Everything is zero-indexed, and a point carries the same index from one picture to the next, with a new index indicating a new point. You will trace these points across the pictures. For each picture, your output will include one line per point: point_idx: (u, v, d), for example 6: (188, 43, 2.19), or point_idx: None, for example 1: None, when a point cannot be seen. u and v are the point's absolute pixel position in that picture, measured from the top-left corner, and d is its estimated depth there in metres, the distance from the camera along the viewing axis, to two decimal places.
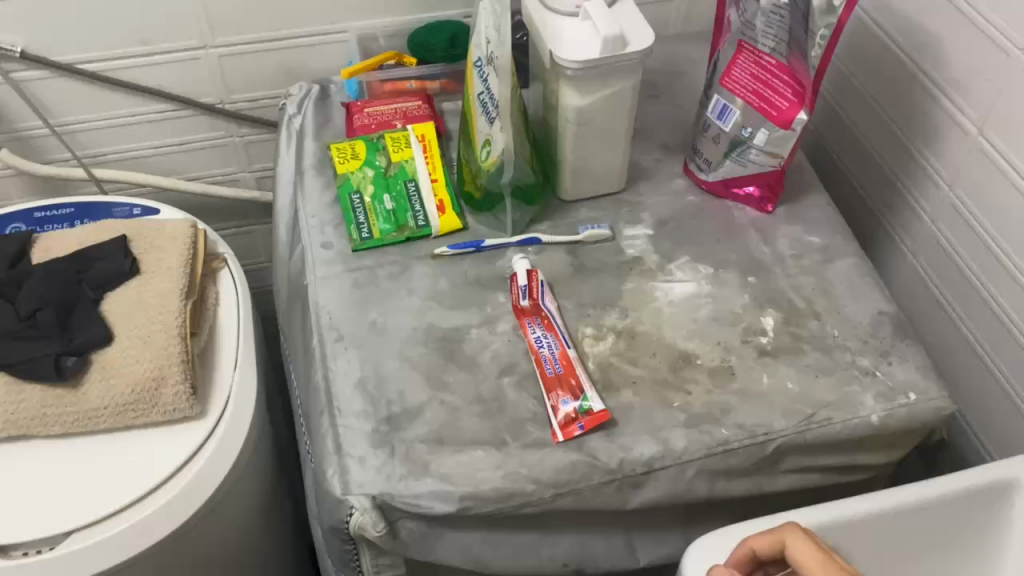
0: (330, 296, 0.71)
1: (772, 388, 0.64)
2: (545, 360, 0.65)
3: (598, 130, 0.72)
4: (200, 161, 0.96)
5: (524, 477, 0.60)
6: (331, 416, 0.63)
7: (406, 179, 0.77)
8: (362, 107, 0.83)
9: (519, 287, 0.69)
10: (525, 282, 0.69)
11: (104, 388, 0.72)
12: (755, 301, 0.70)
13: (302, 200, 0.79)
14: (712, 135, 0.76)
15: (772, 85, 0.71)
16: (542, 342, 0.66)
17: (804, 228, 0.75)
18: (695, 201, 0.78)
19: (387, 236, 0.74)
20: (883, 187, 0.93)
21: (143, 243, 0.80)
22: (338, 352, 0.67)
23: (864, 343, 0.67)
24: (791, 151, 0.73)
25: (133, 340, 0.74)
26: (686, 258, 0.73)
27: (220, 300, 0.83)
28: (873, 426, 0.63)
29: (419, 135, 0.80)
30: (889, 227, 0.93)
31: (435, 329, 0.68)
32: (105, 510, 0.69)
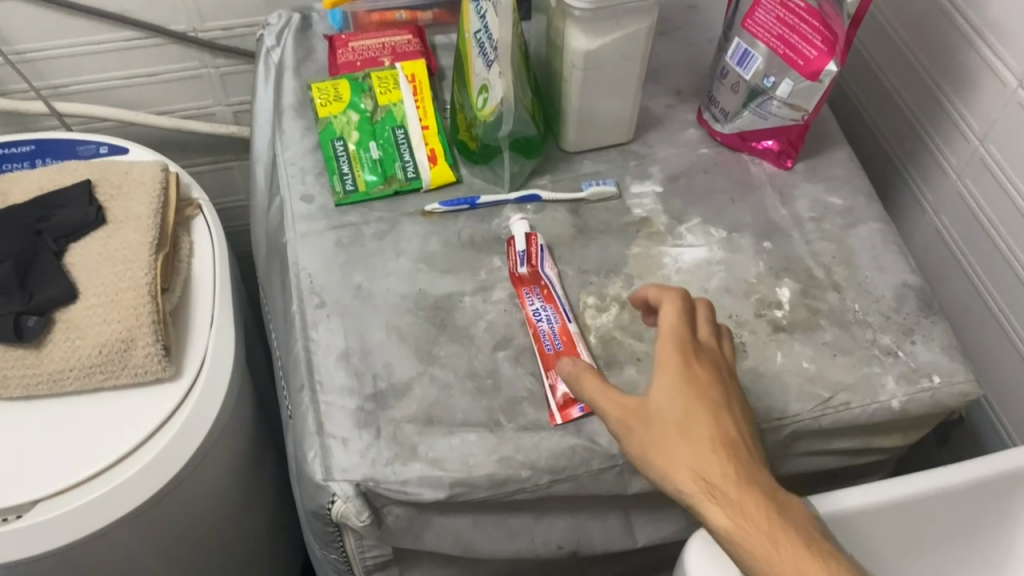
0: (311, 255, 0.65)
1: (786, 367, 0.60)
2: (543, 335, 0.60)
3: (608, 75, 0.66)
4: (172, 94, 0.89)
5: (519, 463, 0.56)
6: (311, 392, 0.58)
7: (394, 125, 0.70)
8: (347, 42, 0.75)
9: (517, 253, 0.64)
10: (523, 248, 0.64)
11: (69, 350, 0.67)
12: (771, 269, 0.65)
13: (280, 145, 0.72)
14: (730, 83, 0.70)
15: (799, 30, 0.64)
16: (541, 316, 0.61)
17: (825, 188, 0.70)
18: (708, 154, 0.72)
19: (373, 189, 0.68)
20: (903, 134, 0.86)
21: (109, 189, 0.74)
22: (319, 320, 0.62)
23: (887, 319, 0.62)
24: (818, 105, 0.66)
25: (100, 298, 0.68)
26: (698, 220, 0.68)
27: (194, 251, 0.77)
28: (893, 411, 0.58)
29: (409, 74, 0.72)
30: (908, 178, 0.87)
31: (425, 297, 0.63)
32: (74, 480, 0.65)
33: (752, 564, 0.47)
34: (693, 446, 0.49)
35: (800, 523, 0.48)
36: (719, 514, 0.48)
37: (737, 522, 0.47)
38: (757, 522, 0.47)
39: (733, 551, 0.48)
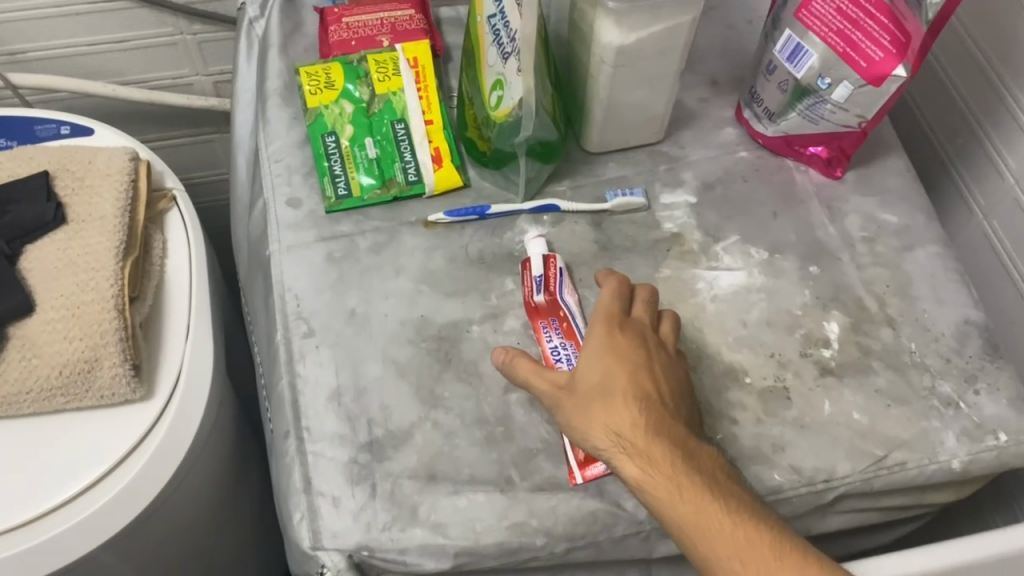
0: (298, 272, 0.57)
1: (835, 419, 0.53)
2: None
3: (642, 73, 0.57)
4: (144, 62, 0.80)
5: (533, 530, 0.49)
6: (298, 439, 0.51)
7: (393, 119, 0.61)
8: (340, 16, 0.66)
9: (533, 278, 0.56)
10: (540, 273, 0.56)
11: (24, 370, 0.59)
12: (818, 299, 0.58)
13: (264, 138, 0.63)
14: (777, 80, 0.61)
15: (864, 27, 0.55)
16: (559, 355, 0.54)
17: (878, 203, 0.62)
18: (747, 159, 0.64)
19: (369, 194, 0.60)
20: (956, 129, 0.77)
21: (70, 182, 0.66)
22: (307, 351, 0.54)
23: (947, 362, 0.55)
24: (879, 112, 0.58)
25: (60, 311, 0.61)
26: (736, 238, 0.60)
27: (168, 250, 0.69)
28: (952, 473, 0.52)
29: (411, 58, 0.63)
30: (959, 179, 0.78)
31: (428, 325, 0.56)
32: (33, 516, 0.58)
33: (661, 512, 0.46)
34: (608, 404, 0.49)
35: (714, 472, 0.47)
36: (629, 465, 0.47)
37: (645, 471, 0.46)
38: (665, 468, 0.46)
39: (645, 502, 0.47)
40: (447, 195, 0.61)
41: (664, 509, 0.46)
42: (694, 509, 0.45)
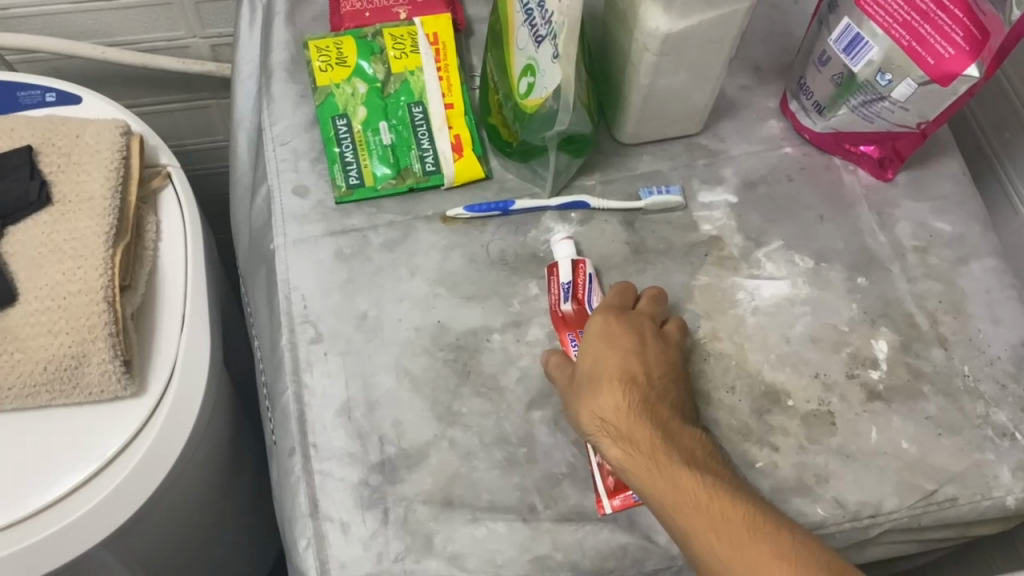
0: (304, 270, 0.52)
1: (883, 448, 0.49)
2: None
3: (687, 63, 0.52)
4: (135, 23, 0.73)
5: (558, 564, 0.46)
6: (303, 457, 0.47)
7: (410, 101, 0.56)
8: None
9: (561, 285, 0.52)
10: (569, 279, 0.52)
11: (7, 366, 0.55)
12: (865, 314, 0.54)
13: (268, 118, 0.58)
14: (830, 73, 0.57)
15: (935, 20, 0.50)
16: None
17: (931, 209, 0.58)
18: (791, 155, 0.60)
19: (383, 184, 0.55)
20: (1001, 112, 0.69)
21: (56, 158, 0.60)
22: (314, 359, 0.50)
23: (1003, 389, 0.51)
24: (944, 112, 0.54)
25: (45, 300, 0.56)
26: (779, 244, 0.56)
27: (162, 232, 0.64)
28: (1006, 510, 0.49)
29: (430, 33, 0.58)
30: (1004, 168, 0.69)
31: (445, 332, 0.51)
32: (16, 520, 0.55)
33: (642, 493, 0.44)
34: (594, 387, 0.47)
35: (698, 455, 0.45)
36: (612, 446, 0.45)
37: (627, 451, 0.45)
38: (645, 449, 0.44)
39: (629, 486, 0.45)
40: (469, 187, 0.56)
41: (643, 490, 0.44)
42: (670, 486, 0.43)
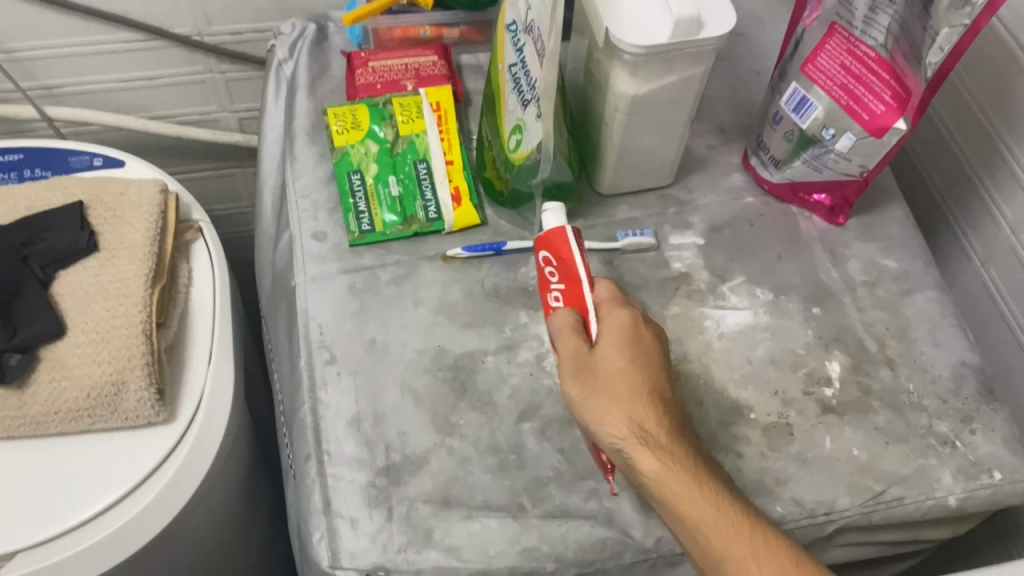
0: (321, 302, 0.59)
1: (836, 455, 0.55)
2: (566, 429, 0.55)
3: (655, 121, 0.60)
4: (173, 99, 0.83)
5: (544, 556, 0.51)
6: (318, 462, 0.53)
7: (416, 159, 0.64)
8: (367, 61, 0.69)
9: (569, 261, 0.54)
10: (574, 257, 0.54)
11: (55, 391, 0.61)
12: (820, 339, 0.60)
13: (291, 174, 0.66)
14: (783, 130, 0.64)
15: (867, 82, 0.59)
16: None
17: (878, 248, 0.65)
18: (753, 204, 0.67)
19: (391, 229, 0.62)
20: (957, 183, 0.81)
21: (102, 212, 0.68)
22: (329, 378, 0.57)
23: (944, 403, 0.57)
24: (881, 161, 0.61)
25: (90, 335, 0.63)
26: (742, 279, 0.63)
27: (193, 279, 0.71)
28: (948, 509, 0.54)
29: (434, 101, 0.66)
30: (958, 227, 0.82)
31: (445, 354, 0.58)
32: (57, 531, 0.60)
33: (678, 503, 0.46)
34: (631, 393, 0.49)
35: (727, 483, 0.49)
36: (651, 451, 0.47)
37: (669, 461, 0.47)
38: (688, 460, 0.48)
39: (658, 494, 0.47)
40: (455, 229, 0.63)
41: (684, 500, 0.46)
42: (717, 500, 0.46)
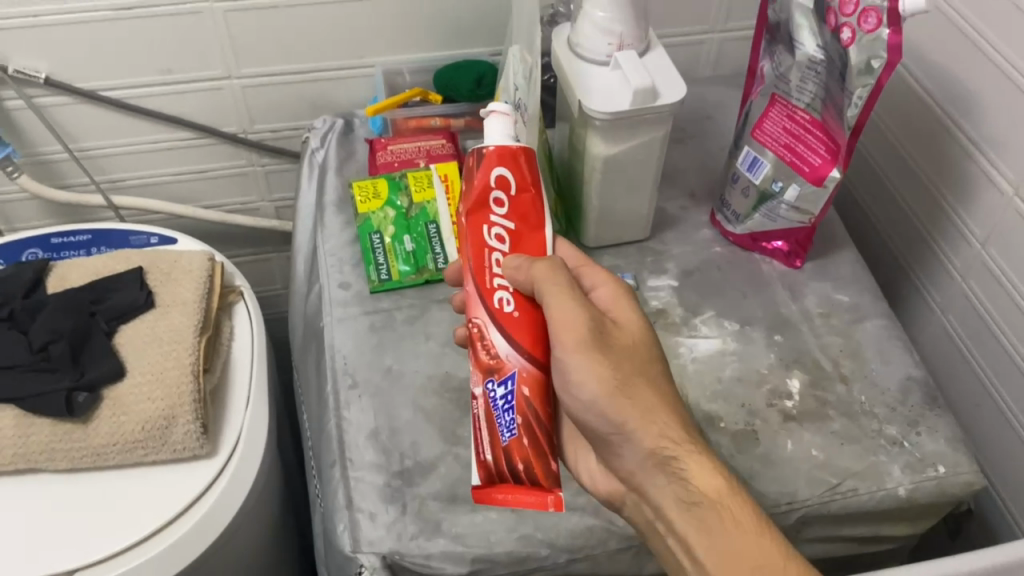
0: (346, 338, 0.69)
1: (797, 454, 0.62)
2: (494, 419, 0.51)
3: (628, 178, 0.71)
4: (220, 190, 0.95)
5: (539, 541, 0.58)
6: (342, 468, 0.62)
7: (427, 221, 0.75)
8: (385, 145, 0.81)
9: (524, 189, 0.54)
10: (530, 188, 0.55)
11: (114, 425, 0.70)
12: (781, 361, 0.68)
13: (321, 238, 0.77)
14: (740, 187, 0.75)
15: (805, 140, 0.69)
16: (501, 404, 0.50)
17: (832, 286, 0.74)
18: (721, 252, 0.77)
19: (406, 278, 0.73)
20: (912, 239, 0.86)
21: (159, 276, 0.79)
22: (351, 400, 0.65)
23: (893, 410, 0.65)
24: (824, 208, 0.71)
25: (146, 378, 0.72)
26: (711, 313, 0.72)
27: (234, 335, 0.81)
28: (899, 499, 0.61)
29: (442, 174, 0.77)
30: (918, 281, 0.86)
31: (452, 378, 0.67)
32: (109, 551, 0.66)
33: (737, 525, 0.50)
34: (657, 382, 0.54)
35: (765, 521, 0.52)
36: (708, 465, 0.52)
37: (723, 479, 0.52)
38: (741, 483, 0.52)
39: (711, 513, 0.51)
40: (441, 272, 0.73)
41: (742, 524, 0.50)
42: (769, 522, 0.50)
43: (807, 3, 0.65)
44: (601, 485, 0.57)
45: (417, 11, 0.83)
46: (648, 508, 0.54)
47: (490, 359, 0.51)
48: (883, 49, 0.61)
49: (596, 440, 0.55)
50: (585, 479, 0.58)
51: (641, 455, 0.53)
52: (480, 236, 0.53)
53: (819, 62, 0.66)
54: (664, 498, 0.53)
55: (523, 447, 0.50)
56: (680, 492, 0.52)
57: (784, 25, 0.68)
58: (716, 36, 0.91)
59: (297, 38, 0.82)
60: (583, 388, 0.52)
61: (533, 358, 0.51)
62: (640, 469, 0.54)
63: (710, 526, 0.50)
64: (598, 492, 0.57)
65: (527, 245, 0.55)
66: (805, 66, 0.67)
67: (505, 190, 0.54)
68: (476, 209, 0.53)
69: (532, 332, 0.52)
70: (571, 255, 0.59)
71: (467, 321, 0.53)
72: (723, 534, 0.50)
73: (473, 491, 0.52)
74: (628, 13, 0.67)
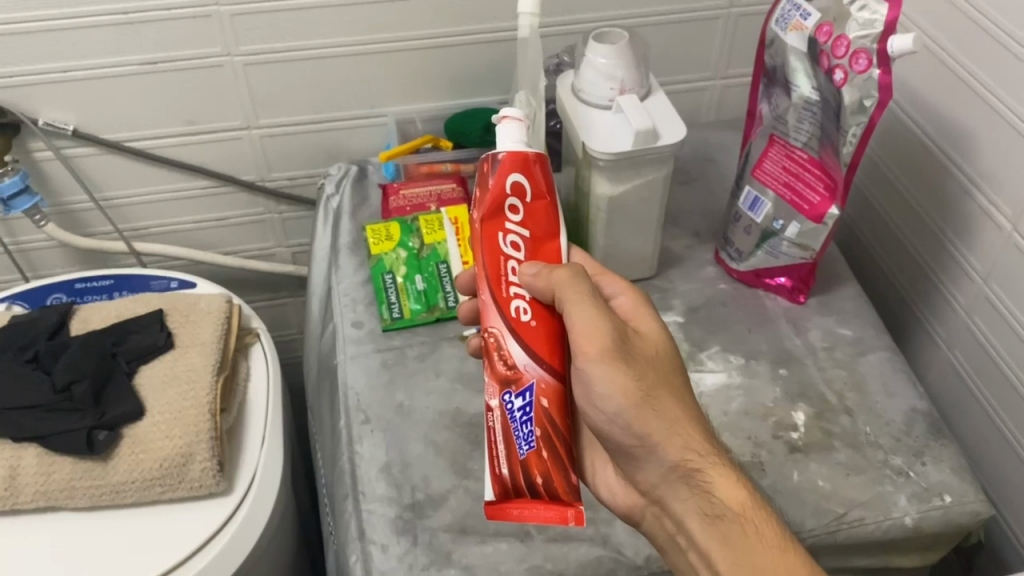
0: (359, 375, 0.71)
1: (803, 485, 0.63)
2: (512, 432, 0.50)
3: (631, 217, 0.73)
4: (238, 237, 0.98)
5: (548, 572, 0.59)
6: (355, 501, 0.63)
7: (438, 261, 0.77)
8: (398, 190, 0.83)
9: (541, 196, 0.54)
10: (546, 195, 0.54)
11: (133, 462, 0.71)
12: (787, 394, 0.69)
13: (335, 279, 0.80)
14: (743, 225, 0.76)
15: (803, 179, 0.71)
16: (519, 417, 0.50)
17: (835, 320, 0.75)
18: (725, 289, 0.78)
19: (418, 316, 0.75)
20: (915, 273, 0.86)
21: (178, 317, 0.82)
22: (364, 435, 0.67)
23: (898, 441, 0.66)
24: (823, 245, 0.73)
25: (165, 416, 0.74)
26: (717, 348, 0.73)
27: (250, 375, 0.83)
28: (906, 528, 0.61)
29: (453, 217, 0.79)
30: (923, 316, 0.86)
31: (462, 413, 0.68)
32: None
33: (762, 539, 0.51)
34: (679, 392, 0.55)
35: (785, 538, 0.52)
36: (733, 479, 0.53)
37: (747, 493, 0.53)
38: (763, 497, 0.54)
39: (736, 528, 0.52)
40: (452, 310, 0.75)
41: (766, 538, 0.51)
42: (792, 538, 0.51)
43: (801, 47, 0.68)
44: (619, 499, 0.58)
45: (428, 63, 0.86)
46: (668, 522, 0.55)
47: (508, 370, 0.50)
48: (874, 89, 0.64)
49: (619, 453, 0.56)
50: (604, 491, 0.59)
51: (665, 468, 0.54)
52: (496, 244, 0.53)
53: (814, 103, 0.69)
54: (686, 512, 0.53)
55: (542, 460, 0.50)
56: (704, 506, 0.53)
57: (780, 68, 0.70)
58: (718, 83, 0.94)
59: (313, 90, 0.86)
60: (609, 400, 0.52)
61: (551, 368, 0.51)
62: (663, 482, 0.54)
63: (734, 542, 0.51)
64: (617, 505, 0.58)
65: (543, 252, 0.54)
66: (801, 107, 0.70)
67: (521, 197, 0.53)
68: (491, 216, 0.53)
69: (549, 341, 0.52)
70: (588, 265, 0.61)
71: (481, 331, 0.52)
72: (747, 548, 0.51)
73: (486, 506, 0.52)
74: (628, 60, 0.71)
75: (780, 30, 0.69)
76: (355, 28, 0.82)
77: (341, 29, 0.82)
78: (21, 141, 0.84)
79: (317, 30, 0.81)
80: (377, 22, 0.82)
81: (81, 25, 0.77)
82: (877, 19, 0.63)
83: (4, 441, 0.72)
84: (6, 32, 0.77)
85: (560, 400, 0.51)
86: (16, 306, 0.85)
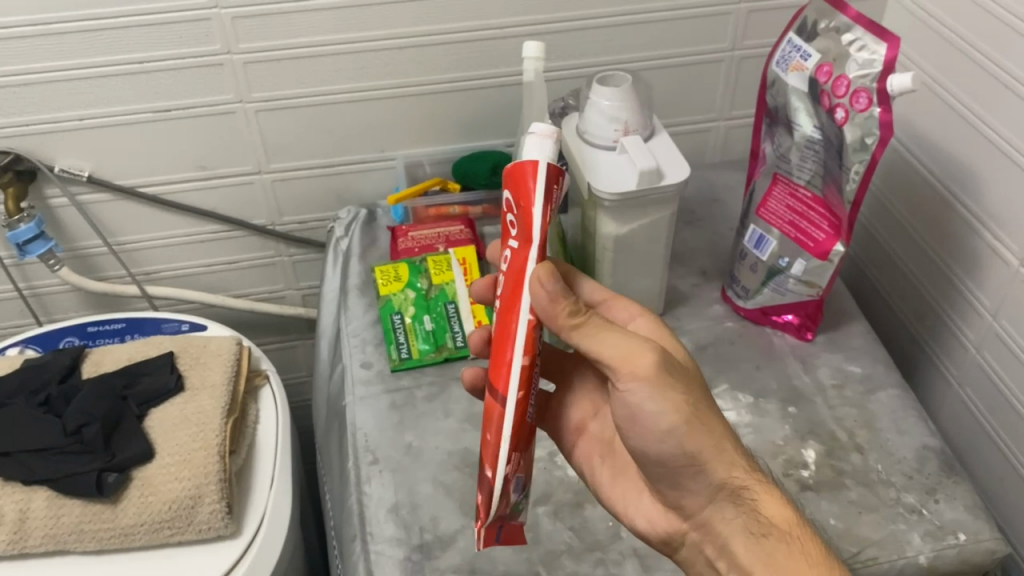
0: (367, 416, 0.71)
1: (814, 524, 0.62)
2: None
3: (637, 256, 0.73)
4: (248, 280, 0.99)
5: None
6: (364, 541, 0.63)
7: (446, 301, 0.78)
8: (406, 232, 0.84)
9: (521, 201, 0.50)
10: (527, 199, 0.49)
11: (142, 505, 0.71)
12: (796, 432, 0.69)
13: (344, 320, 0.80)
14: (748, 263, 0.76)
15: (808, 217, 0.71)
16: None
17: (844, 357, 0.75)
18: (733, 327, 0.79)
19: (426, 356, 0.75)
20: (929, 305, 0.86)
21: (189, 359, 0.82)
22: (372, 475, 0.67)
23: (910, 479, 0.65)
24: (830, 282, 0.73)
25: (174, 457, 0.74)
26: (725, 386, 0.73)
27: (260, 416, 0.83)
28: (920, 567, 0.60)
29: (461, 258, 0.81)
30: (933, 352, 0.85)
31: (470, 453, 0.68)
32: None
33: (808, 558, 0.50)
34: (718, 409, 0.55)
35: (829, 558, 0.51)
36: (777, 497, 0.53)
37: (791, 511, 0.53)
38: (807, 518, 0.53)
39: (781, 546, 0.51)
40: (460, 350, 0.75)
41: (811, 558, 0.50)
42: (837, 561, 0.50)
43: (802, 87, 0.69)
44: (658, 526, 0.58)
45: (437, 108, 0.88)
46: (710, 547, 0.56)
47: None
48: (876, 127, 0.65)
49: (665, 474, 0.55)
50: (640, 520, 0.59)
51: (713, 486, 0.54)
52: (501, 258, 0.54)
53: (817, 141, 0.69)
54: (734, 534, 0.53)
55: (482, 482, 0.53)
56: (750, 525, 0.53)
57: (781, 108, 0.71)
58: (722, 124, 0.95)
59: (323, 134, 0.87)
60: (661, 417, 0.51)
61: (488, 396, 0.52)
62: (711, 504, 0.55)
63: (778, 560, 0.51)
64: (656, 533, 0.58)
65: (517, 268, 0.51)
66: (803, 146, 0.70)
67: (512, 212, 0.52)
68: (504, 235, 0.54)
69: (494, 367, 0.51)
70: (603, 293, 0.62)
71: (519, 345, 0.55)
72: (791, 566, 0.50)
73: None
74: (631, 102, 0.72)
75: (781, 71, 0.70)
76: (365, 74, 0.84)
77: (350, 75, 0.84)
78: (37, 187, 0.86)
79: (327, 75, 0.83)
80: (386, 68, 0.84)
81: (98, 75, 0.80)
82: (877, 58, 0.64)
83: (14, 483, 0.72)
84: (24, 81, 0.79)
85: (485, 413, 0.51)
86: (29, 349, 0.86)
